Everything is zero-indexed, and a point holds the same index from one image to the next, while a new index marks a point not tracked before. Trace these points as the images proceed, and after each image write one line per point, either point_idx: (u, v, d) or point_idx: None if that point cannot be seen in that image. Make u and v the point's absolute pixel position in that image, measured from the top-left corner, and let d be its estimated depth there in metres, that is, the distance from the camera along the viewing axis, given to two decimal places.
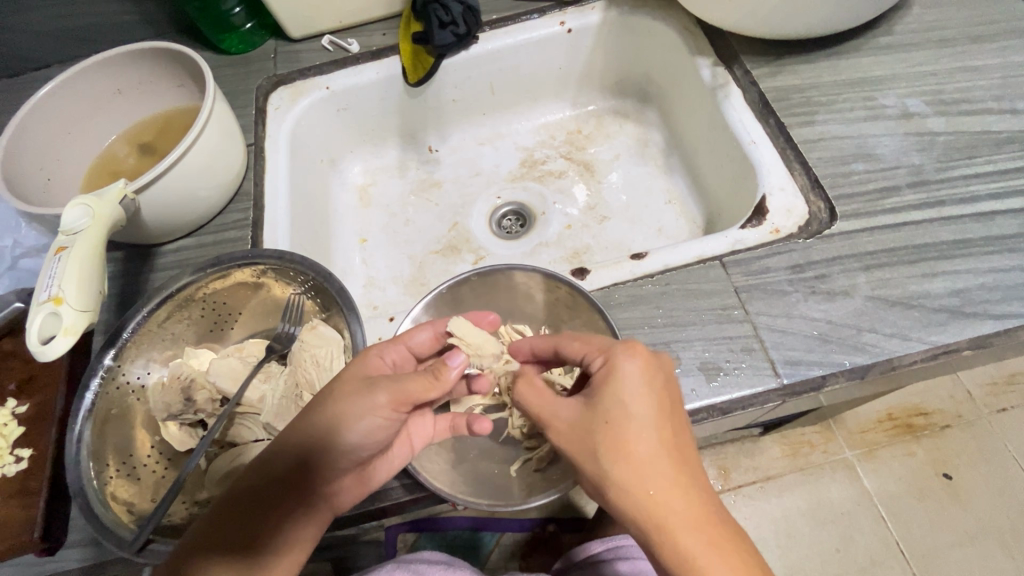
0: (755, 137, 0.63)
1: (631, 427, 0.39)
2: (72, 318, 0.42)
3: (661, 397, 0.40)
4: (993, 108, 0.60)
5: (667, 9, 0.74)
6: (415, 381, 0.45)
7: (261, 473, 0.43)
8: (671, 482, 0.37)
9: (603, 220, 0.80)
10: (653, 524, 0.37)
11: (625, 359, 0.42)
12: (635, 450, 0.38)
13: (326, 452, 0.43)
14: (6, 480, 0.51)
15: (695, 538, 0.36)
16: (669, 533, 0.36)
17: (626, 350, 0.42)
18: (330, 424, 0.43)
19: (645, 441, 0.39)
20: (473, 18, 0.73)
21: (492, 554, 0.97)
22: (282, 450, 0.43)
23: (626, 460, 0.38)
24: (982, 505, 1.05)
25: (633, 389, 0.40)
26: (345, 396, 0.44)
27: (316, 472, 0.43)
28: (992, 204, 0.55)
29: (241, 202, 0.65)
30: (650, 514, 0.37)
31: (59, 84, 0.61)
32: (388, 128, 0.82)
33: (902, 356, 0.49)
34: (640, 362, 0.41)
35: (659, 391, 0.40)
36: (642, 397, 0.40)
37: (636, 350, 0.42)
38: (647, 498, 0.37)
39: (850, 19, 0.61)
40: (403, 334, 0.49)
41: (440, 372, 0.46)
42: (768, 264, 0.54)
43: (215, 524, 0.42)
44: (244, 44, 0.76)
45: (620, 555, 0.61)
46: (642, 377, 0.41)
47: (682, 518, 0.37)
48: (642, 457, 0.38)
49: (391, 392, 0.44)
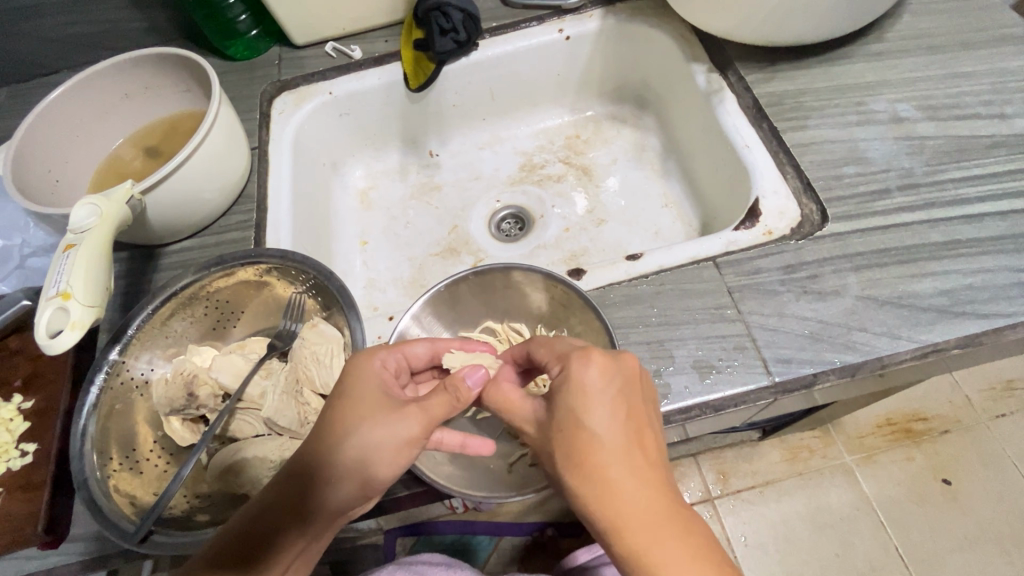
0: (748, 140, 0.64)
1: (586, 434, 0.39)
2: (79, 313, 0.43)
3: (618, 401, 0.41)
4: (983, 112, 0.61)
5: (664, 16, 0.75)
6: (438, 405, 0.45)
7: (285, 492, 0.44)
8: (626, 487, 0.37)
9: (600, 223, 0.81)
10: (610, 528, 0.37)
11: (581, 366, 0.42)
12: (591, 457, 0.38)
13: (360, 476, 0.44)
14: (10, 474, 0.52)
15: (650, 542, 0.36)
16: (624, 537, 0.36)
17: (580, 356, 0.42)
18: (361, 451, 0.43)
19: (601, 447, 0.39)
20: (473, 25, 0.74)
21: (492, 557, 0.98)
22: (309, 473, 0.43)
23: (582, 466, 0.39)
24: (982, 511, 1.05)
25: (592, 395, 0.41)
26: (371, 421, 0.44)
27: (346, 493, 0.44)
28: (982, 206, 0.56)
29: (245, 204, 0.66)
30: (606, 517, 0.37)
31: (69, 89, 0.62)
32: (389, 132, 0.84)
33: (891, 355, 0.50)
34: (596, 367, 0.41)
35: (616, 395, 0.41)
36: (598, 404, 0.40)
37: (591, 356, 0.42)
38: (603, 504, 0.37)
39: (841, 27, 0.62)
40: (402, 344, 0.50)
41: (461, 392, 0.46)
42: (761, 265, 0.55)
43: (242, 539, 0.43)
44: (249, 50, 0.77)
45: (602, 561, 0.62)
46: (598, 380, 0.41)
47: (636, 521, 0.36)
48: (596, 464, 0.38)
49: (421, 418, 0.45)
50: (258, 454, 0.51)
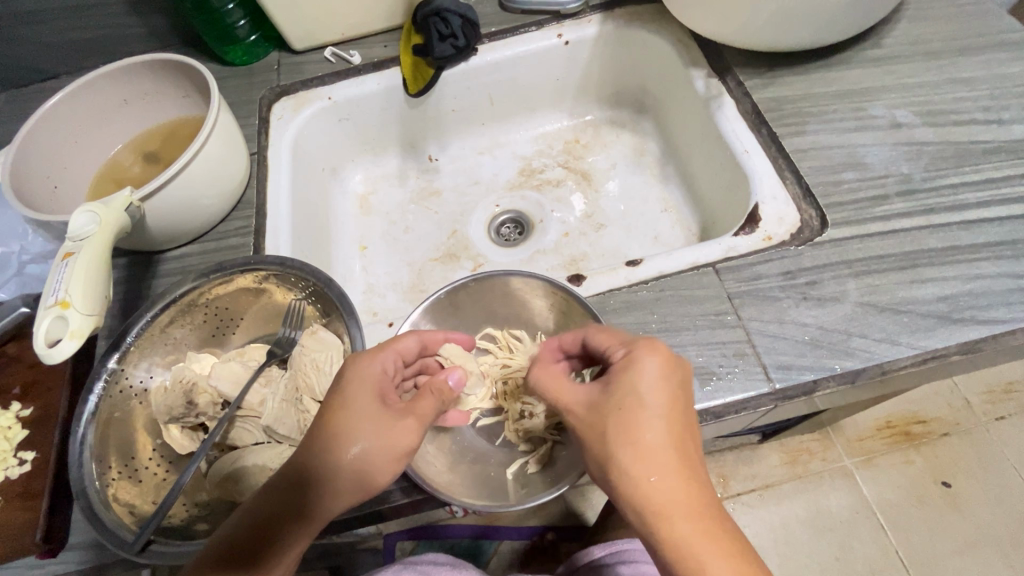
0: (747, 146, 0.64)
1: (641, 417, 0.40)
2: (78, 322, 0.43)
3: (674, 391, 0.41)
4: (981, 118, 0.61)
5: (663, 21, 0.76)
6: (429, 406, 0.47)
7: (285, 498, 0.43)
8: (674, 472, 0.38)
9: (600, 228, 0.81)
10: (653, 514, 0.37)
11: (646, 354, 0.42)
12: (644, 439, 0.39)
13: (360, 479, 0.44)
14: (9, 482, 0.52)
15: (689, 529, 0.36)
16: (669, 522, 0.36)
17: (647, 346, 0.43)
18: (364, 454, 0.44)
19: (654, 431, 0.39)
20: (472, 30, 0.74)
21: (492, 561, 0.98)
22: (310, 480, 0.43)
23: (633, 446, 0.39)
24: (981, 514, 1.05)
25: (651, 383, 0.41)
26: (375, 425, 0.44)
27: (346, 502, 0.44)
28: (980, 211, 0.56)
29: (244, 210, 0.66)
30: (650, 498, 0.37)
31: (67, 94, 0.62)
32: (389, 138, 0.84)
33: (891, 361, 0.50)
34: (659, 358, 0.42)
35: (675, 387, 0.41)
36: (656, 391, 0.40)
37: (657, 347, 0.42)
38: (651, 487, 0.37)
39: (838, 33, 0.62)
40: (393, 341, 0.50)
41: (445, 394, 0.48)
42: (761, 271, 0.55)
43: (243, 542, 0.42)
44: (248, 55, 0.77)
45: (620, 558, 0.62)
46: (660, 371, 0.41)
47: (680, 508, 0.37)
48: (649, 446, 0.38)
49: (419, 426, 0.46)
50: (258, 462, 0.51)
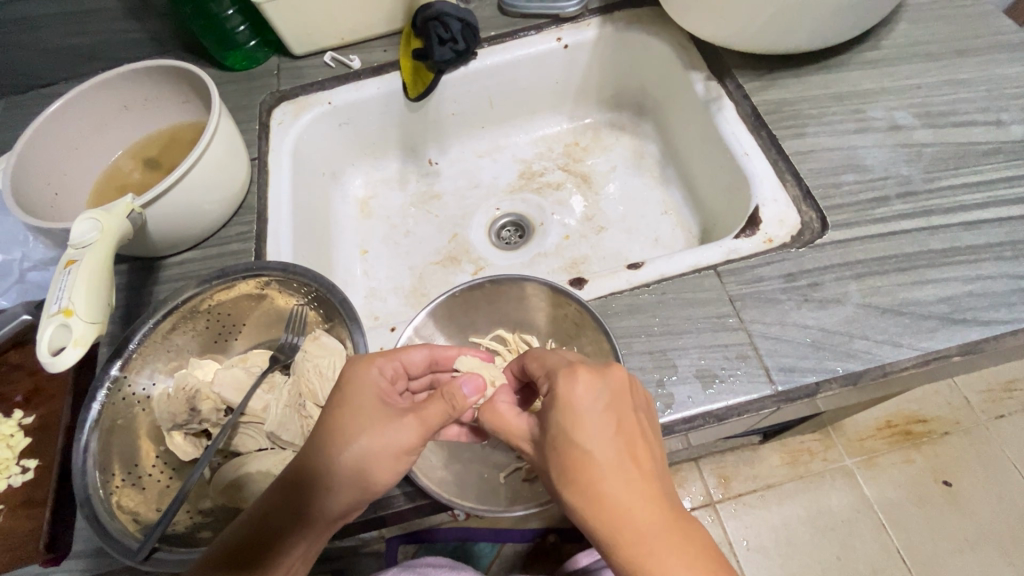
0: (748, 149, 0.64)
1: (581, 451, 0.39)
2: (82, 330, 0.43)
3: (607, 413, 0.40)
4: (980, 119, 0.61)
5: (661, 24, 0.76)
6: (433, 410, 0.45)
7: (287, 496, 0.44)
8: (623, 497, 0.37)
9: (600, 230, 0.81)
10: (613, 542, 0.37)
11: (568, 383, 0.41)
12: (591, 472, 0.38)
13: (357, 482, 0.44)
14: (13, 490, 0.52)
15: (650, 547, 0.36)
16: (628, 549, 0.36)
17: (568, 374, 0.42)
18: (359, 460, 0.43)
19: (595, 463, 0.38)
20: (472, 35, 0.74)
21: (492, 565, 0.99)
22: (311, 478, 0.44)
23: (578, 484, 0.38)
24: (982, 512, 1.05)
25: (580, 411, 0.40)
26: (368, 432, 0.44)
27: (347, 500, 0.44)
28: (980, 213, 0.56)
29: (245, 215, 0.66)
30: (606, 530, 0.37)
31: (69, 100, 0.62)
32: (389, 141, 0.84)
33: (892, 362, 0.50)
34: (584, 382, 0.41)
35: (605, 408, 0.40)
36: (590, 418, 0.40)
37: (578, 372, 0.42)
38: (603, 519, 0.37)
39: (837, 35, 0.63)
40: (399, 351, 0.49)
41: (457, 400, 0.45)
42: (762, 273, 0.55)
43: (247, 544, 0.43)
44: (248, 61, 0.77)
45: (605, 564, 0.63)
46: (586, 396, 0.41)
47: (636, 531, 0.36)
48: (593, 477, 0.38)
49: (418, 427, 0.45)
50: (261, 468, 0.51)
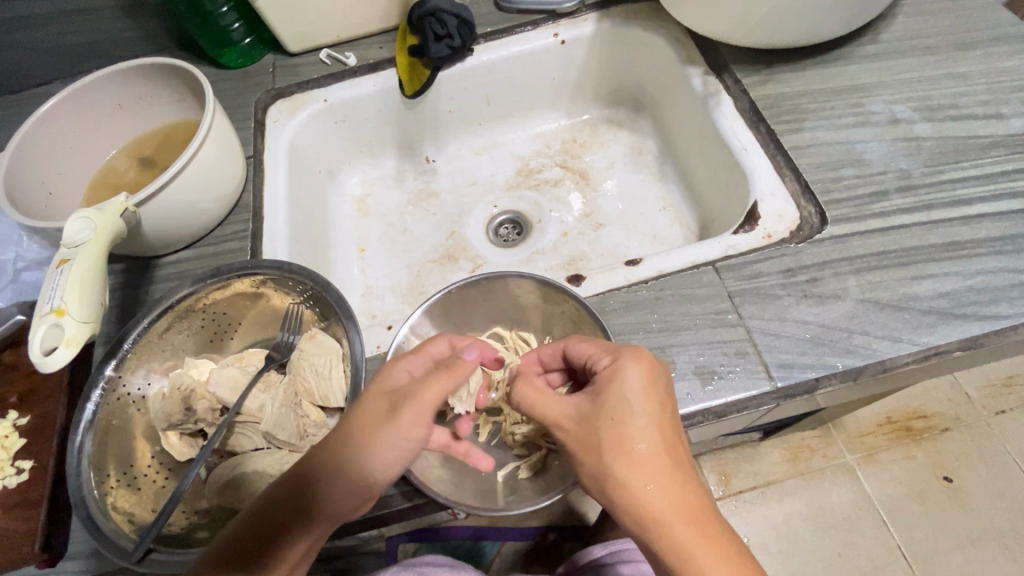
0: (746, 144, 0.64)
1: (631, 430, 0.39)
2: (74, 330, 0.43)
3: (659, 399, 0.41)
4: (980, 112, 0.61)
5: (657, 19, 0.76)
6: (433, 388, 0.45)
7: (289, 490, 0.43)
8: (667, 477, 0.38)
9: (598, 228, 0.80)
10: (650, 519, 0.37)
11: (631, 361, 0.42)
12: (638, 448, 0.39)
13: (357, 473, 0.43)
14: (8, 491, 0.51)
15: (690, 529, 0.37)
16: (666, 529, 0.37)
17: (632, 353, 0.42)
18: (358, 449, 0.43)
19: (646, 440, 0.39)
20: (468, 31, 0.74)
21: (493, 563, 0.97)
22: (313, 470, 0.43)
23: (625, 457, 0.39)
24: (982, 508, 1.05)
25: (638, 392, 0.41)
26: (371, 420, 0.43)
27: (347, 493, 0.43)
28: (981, 206, 0.56)
29: (241, 213, 0.65)
30: (647, 507, 0.37)
31: (62, 99, 0.62)
32: (386, 138, 0.83)
33: (892, 358, 0.49)
34: (644, 368, 0.42)
35: (659, 394, 0.41)
36: (644, 400, 0.40)
37: (642, 357, 0.42)
38: (644, 495, 0.37)
39: (836, 28, 0.62)
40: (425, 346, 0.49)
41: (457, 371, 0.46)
42: (761, 269, 0.55)
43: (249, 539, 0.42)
44: (243, 58, 0.77)
45: (621, 558, 0.62)
46: (643, 381, 0.41)
47: (677, 513, 0.37)
48: (645, 455, 0.38)
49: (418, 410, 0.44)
50: (258, 467, 0.51)
